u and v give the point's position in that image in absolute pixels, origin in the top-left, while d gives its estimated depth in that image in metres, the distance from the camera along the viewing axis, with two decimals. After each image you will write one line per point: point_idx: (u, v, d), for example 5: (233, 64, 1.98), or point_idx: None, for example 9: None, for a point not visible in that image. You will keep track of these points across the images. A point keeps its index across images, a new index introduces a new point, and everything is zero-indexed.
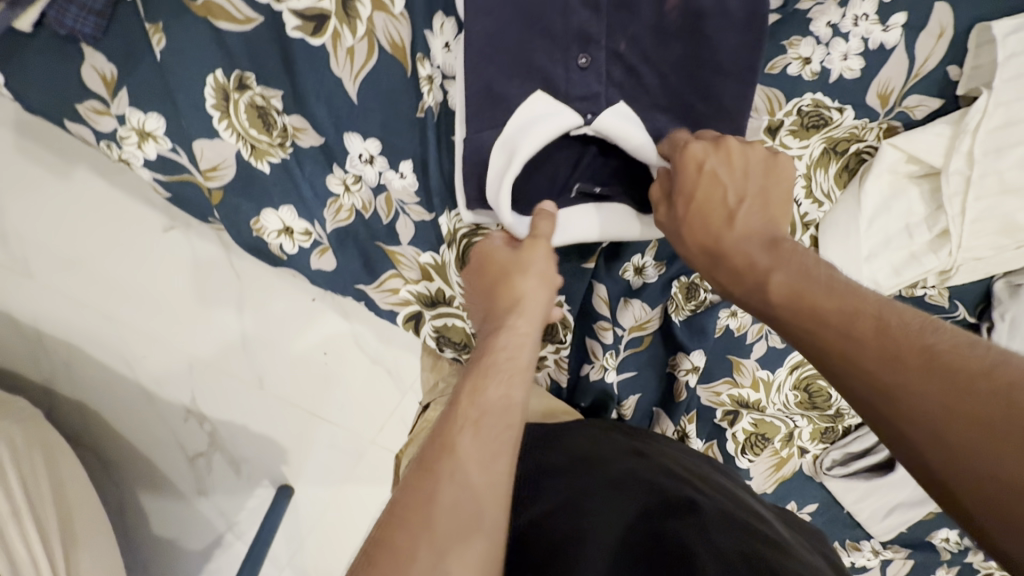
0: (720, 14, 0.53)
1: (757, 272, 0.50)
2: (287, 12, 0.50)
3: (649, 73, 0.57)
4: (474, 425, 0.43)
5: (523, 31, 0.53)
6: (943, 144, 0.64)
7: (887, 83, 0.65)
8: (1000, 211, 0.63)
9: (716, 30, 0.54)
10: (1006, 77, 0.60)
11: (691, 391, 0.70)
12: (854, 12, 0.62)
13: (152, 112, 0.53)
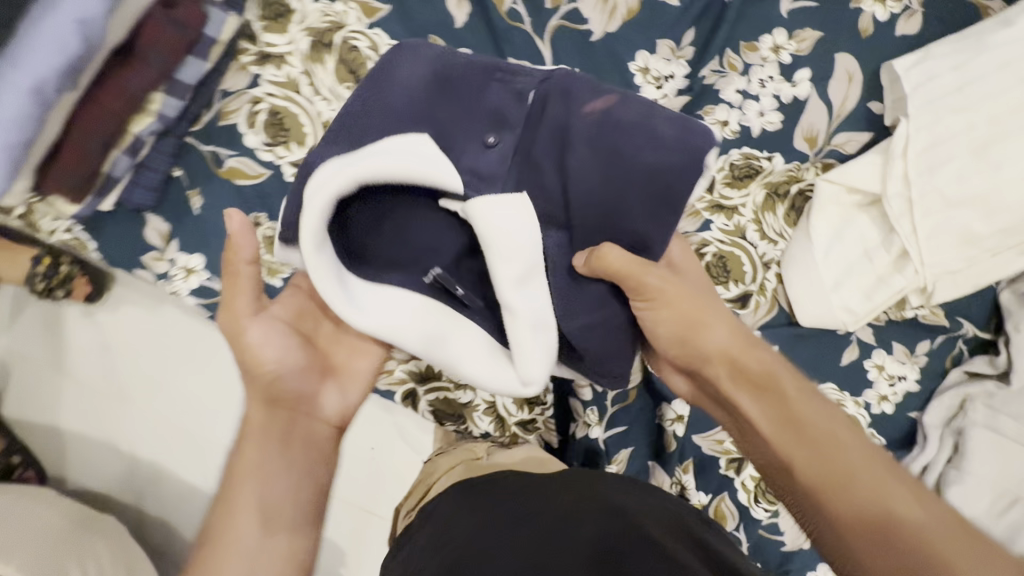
0: (648, 133, 0.49)
1: (764, 372, 0.57)
2: (287, 164, 0.67)
3: (556, 172, 0.50)
4: (257, 457, 0.51)
5: (428, 98, 0.52)
6: (877, 170, 0.67)
7: (812, 127, 0.71)
8: (955, 222, 0.64)
9: (639, 145, 0.49)
10: (918, 104, 0.64)
11: (680, 440, 0.73)
12: (758, 77, 0.70)
13: (195, 252, 0.69)
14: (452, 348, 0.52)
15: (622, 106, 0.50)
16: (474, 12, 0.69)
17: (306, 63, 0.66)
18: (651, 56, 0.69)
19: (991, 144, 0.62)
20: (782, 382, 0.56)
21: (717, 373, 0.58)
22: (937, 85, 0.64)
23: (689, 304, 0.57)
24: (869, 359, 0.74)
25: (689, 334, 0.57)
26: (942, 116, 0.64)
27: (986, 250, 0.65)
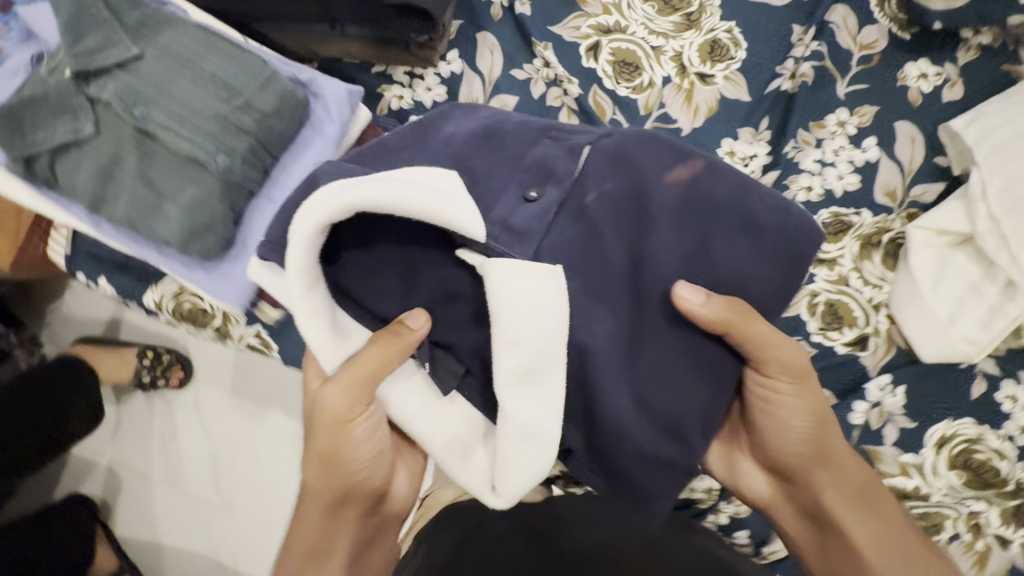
0: (745, 218, 0.55)
1: (848, 509, 0.64)
2: None
3: (636, 236, 0.57)
4: (319, 546, 0.64)
5: (468, 149, 0.61)
6: (960, 212, 0.75)
7: (888, 184, 0.80)
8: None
9: (728, 230, 0.55)
10: (985, 153, 0.73)
11: None
12: (831, 147, 0.81)
13: None
14: (447, 421, 0.57)
15: (698, 175, 0.57)
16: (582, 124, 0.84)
17: None
18: (734, 141, 0.82)
19: None
20: (863, 480, 0.66)
21: (808, 474, 0.65)
22: (997, 137, 0.73)
23: (806, 386, 0.62)
24: (1000, 390, 0.75)
25: (785, 427, 0.63)
26: (1013, 160, 0.72)
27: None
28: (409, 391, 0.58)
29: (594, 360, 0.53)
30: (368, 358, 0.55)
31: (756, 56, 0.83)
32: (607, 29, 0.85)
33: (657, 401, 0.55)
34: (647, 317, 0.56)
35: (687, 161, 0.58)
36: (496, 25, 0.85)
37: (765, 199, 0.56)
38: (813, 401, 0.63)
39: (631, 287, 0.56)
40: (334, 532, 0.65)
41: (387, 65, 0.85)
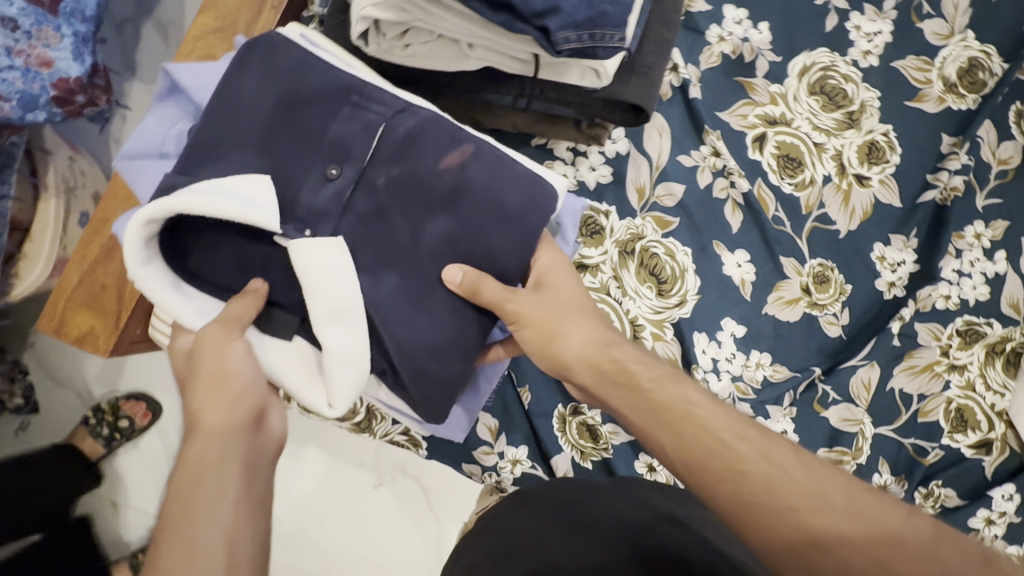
0: (496, 205, 0.56)
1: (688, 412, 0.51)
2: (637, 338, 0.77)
3: (413, 213, 0.55)
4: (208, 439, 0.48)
5: (277, 114, 0.55)
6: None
7: (1012, 296, 0.86)
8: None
9: (488, 181, 0.56)
10: None
11: None
12: (968, 258, 0.86)
13: (521, 444, 0.75)
14: (291, 359, 0.55)
15: (446, 153, 0.56)
16: (745, 218, 0.82)
17: (615, 270, 0.78)
18: (886, 247, 0.84)
19: None
20: (705, 435, 0.49)
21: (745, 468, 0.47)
22: None
23: (581, 305, 0.61)
24: None
25: (558, 320, 0.58)
26: None
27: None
28: (301, 358, 0.56)
29: (379, 313, 0.53)
30: (280, 319, 0.55)
31: (908, 161, 0.85)
32: (773, 119, 0.83)
33: (432, 336, 0.55)
34: (421, 272, 0.55)
35: (469, 143, 0.57)
36: (664, 105, 0.81)
37: (520, 176, 0.57)
38: (576, 324, 0.59)
39: (410, 244, 0.55)
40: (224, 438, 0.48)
41: (549, 139, 0.78)
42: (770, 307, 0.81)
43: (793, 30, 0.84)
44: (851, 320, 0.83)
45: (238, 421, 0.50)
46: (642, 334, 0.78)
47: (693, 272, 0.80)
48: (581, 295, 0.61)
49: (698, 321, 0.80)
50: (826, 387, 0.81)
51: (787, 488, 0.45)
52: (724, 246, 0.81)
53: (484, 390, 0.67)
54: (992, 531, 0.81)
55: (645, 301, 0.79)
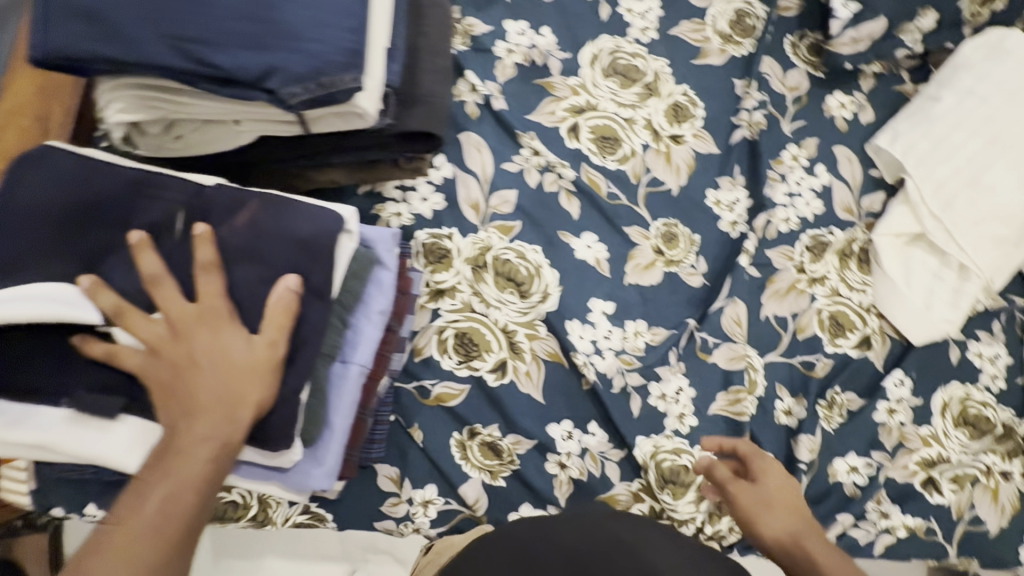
0: (296, 243, 0.51)
1: (765, 498, 0.70)
2: (485, 372, 0.78)
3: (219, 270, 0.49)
4: (250, 373, 0.46)
5: (61, 206, 0.51)
6: (909, 215, 0.89)
7: (845, 202, 0.93)
8: (986, 233, 0.85)
9: (289, 219, 0.52)
10: (913, 163, 0.88)
11: (869, 484, 0.83)
12: (793, 179, 0.92)
13: (428, 483, 0.74)
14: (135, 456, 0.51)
15: (229, 213, 0.52)
16: (582, 203, 0.86)
17: (473, 286, 0.80)
18: (718, 191, 0.90)
19: (980, 175, 0.85)
20: (781, 526, 0.68)
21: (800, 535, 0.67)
22: (920, 149, 0.89)
23: (787, 503, 0.70)
24: (967, 352, 0.92)
25: (762, 514, 0.69)
26: (933, 167, 0.87)
27: (1016, 244, 0.85)
28: (142, 433, 0.51)
29: None
30: (100, 403, 0.49)
31: (712, 111, 0.92)
32: (581, 108, 0.89)
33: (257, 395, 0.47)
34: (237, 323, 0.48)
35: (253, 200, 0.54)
36: (476, 123, 0.85)
37: (307, 211, 0.54)
38: (784, 517, 0.69)
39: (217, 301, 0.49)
40: (250, 377, 0.46)
41: (375, 183, 0.80)
42: (631, 276, 0.85)
43: (573, 27, 0.91)
44: (708, 266, 0.87)
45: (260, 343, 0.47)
46: (517, 338, 0.80)
47: (548, 265, 0.83)
48: (787, 492, 0.71)
49: (568, 310, 0.82)
50: (703, 333, 0.83)
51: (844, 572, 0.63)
52: (571, 233, 0.85)
53: (341, 427, 0.56)
54: (896, 419, 0.85)
55: (510, 306, 0.80)
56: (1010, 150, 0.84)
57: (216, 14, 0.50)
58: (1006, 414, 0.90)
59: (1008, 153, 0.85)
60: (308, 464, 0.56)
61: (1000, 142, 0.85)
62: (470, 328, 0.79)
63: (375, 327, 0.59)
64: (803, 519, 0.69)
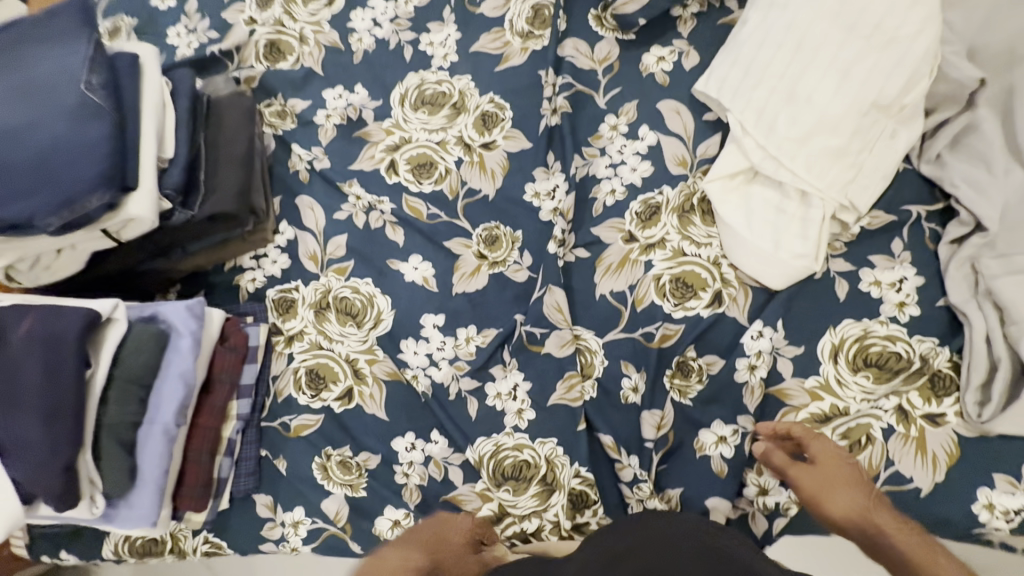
0: (53, 340, 0.64)
1: (835, 461, 0.69)
2: (333, 401, 0.87)
3: (7, 374, 0.64)
4: (24, 447, 0.62)
5: None
6: (737, 153, 0.80)
7: (677, 154, 0.87)
8: (816, 148, 0.74)
9: (51, 321, 0.65)
10: (728, 97, 0.80)
11: (737, 453, 0.75)
12: (613, 149, 0.89)
13: (295, 506, 0.85)
14: None
15: (16, 324, 0.65)
16: (406, 230, 0.93)
17: (318, 327, 0.91)
18: (535, 183, 0.90)
19: (797, 88, 0.75)
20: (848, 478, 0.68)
21: (868, 511, 0.64)
22: (733, 79, 0.80)
23: (847, 478, 0.68)
24: (859, 283, 0.78)
25: (827, 491, 0.67)
26: (747, 93, 0.78)
27: (858, 152, 0.74)
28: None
29: (11, 461, 0.63)
30: None
31: (519, 109, 0.94)
32: (396, 145, 0.97)
33: (33, 463, 0.62)
34: (18, 414, 0.63)
35: (32, 311, 0.66)
36: (307, 186, 0.98)
37: (66, 312, 0.65)
38: (846, 494, 0.66)
39: (9, 399, 0.63)
40: (24, 447, 0.62)
41: (234, 259, 0.96)
42: (457, 286, 0.89)
43: (381, 77, 1.01)
44: (533, 258, 0.88)
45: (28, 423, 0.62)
46: (360, 365, 0.88)
47: (380, 293, 0.91)
48: (844, 471, 0.68)
49: (401, 332, 0.89)
50: (528, 327, 0.84)
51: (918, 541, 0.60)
52: (399, 260, 0.92)
53: (154, 474, 0.70)
54: (759, 377, 0.77)
55: (352, 338, 0.89)
56: (820, 51, 0.74)
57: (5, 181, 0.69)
58: (921, 346, 0.75)
59: (821, 58, 0.74)
60: (128, 510, 0.69)
61: (806, 47, 0.75)
62: (318, 364, 0.89)
63: (178, 389, 0.72)
64: (868, 496, 0.66)
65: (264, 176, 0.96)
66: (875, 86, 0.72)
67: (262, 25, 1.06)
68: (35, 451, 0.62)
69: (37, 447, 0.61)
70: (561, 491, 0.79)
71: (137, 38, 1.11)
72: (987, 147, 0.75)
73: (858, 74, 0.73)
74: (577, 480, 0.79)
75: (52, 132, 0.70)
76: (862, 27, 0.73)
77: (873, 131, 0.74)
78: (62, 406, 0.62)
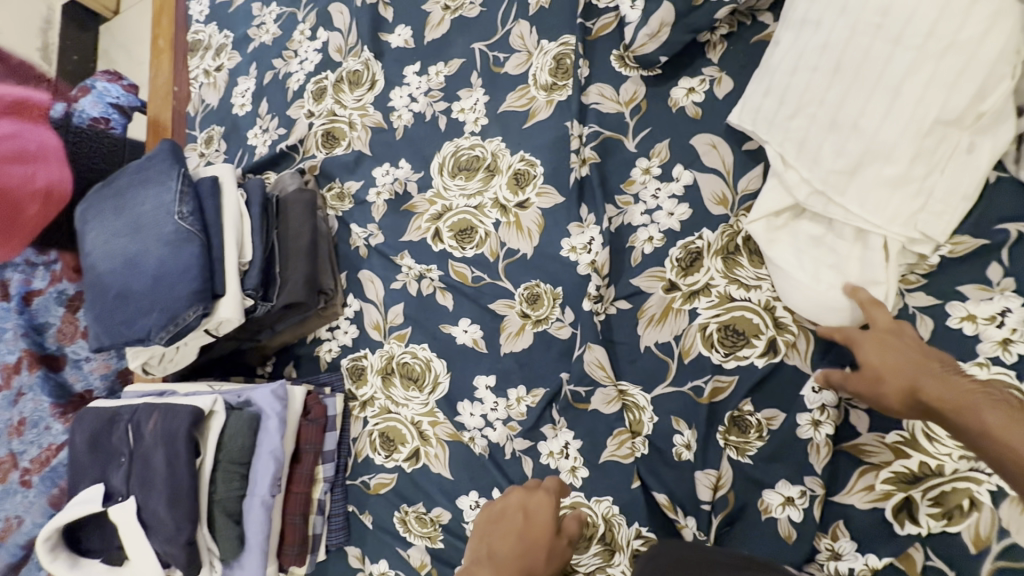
0: (171, 434, 0.78)
1: (873, 342, 0.63)
2: (402, 461, 0.95)
3: (144, 463, 0.80)
4: (159, 523, 0.77)
5: (89, 436, 0.87)
6: (779, 188, 0.74)
7: (716, 193, 0.83)
8: (870, 179, 0.66)
9: (169, 419, 0.80)
10: (765, 130, 0.74)
11: (807, 517, 0.70)
12: (648, 194, 0.87)
13: (383, 558, 0.93)
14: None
15: (148, 422, 0.81)
16: (454, 294, 0.98)
17: (385, 391, 0.99)
18: (570, 238, 0.91)
19: (840, 116, 0.68)
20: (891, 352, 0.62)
21: (921, 383, 0.58)
22: (767, 109, 0.73)
23: (889, 353, 0.62)
24: (947, 321, 0.68)
25: (872, 377, 0.62)
26: (783, 125, 0.72)
27: (924, 176, 0.65)
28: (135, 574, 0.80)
29: (152, 534, 0.78)
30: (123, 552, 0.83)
31: (549, 163, 0.95)
32: (439, 213, 1.03)
33: (167, 536, 0.77)
34: (153, 496, 0.78)
35: (157, 410, 0.82)
36: (366, 261, 1.07)
37: (177, 410, 0.80)
38: (890, 373, 0.60)
39: (146, 483, 0.79)
40: (159, 524, 0.77)
41: (314, 331, 1.07)
42: (504, 346, 0.92)
43: (421, 149, 1.07)
44: (574, 314, 0.88)
45: (159, 504, 0.77)
46: (423, 427, 0.94)
47: (436, 357, 0.97)
48: (890, 347, 0.62)
49: (458, 394, 0.94)
50: (572, 386, 0.84)
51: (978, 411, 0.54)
52: (450, 324, 0.97)
53: (258, 539, 0.82)
54: (825, 434, 0.70)
55: (415, 401, 0.96)
56: (866, 68, 0.66)
57: (133, 305, 0.86)
58: None
59: (864, 79, 0.66)
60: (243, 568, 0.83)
61: (846, 67, 0.67)
62: (387, 427, 0.97)
63: (269, 464, 0.84)
64: (913, 364, 0.60)
65: (330, 258, 1.07)
66: (938, 100, 0.62)
67: (318, 117, 1.18)
68: (166, 526, 0.76)
69: (168, 524, 0.76)
70: (622, 551, 0.78)
71: (226, 145, 1.30)
72: None
73: (914, 87, 0.63)
74: (638, 541, 0.78)
75: (157, 260, 0.85)
76: (912, 36, 0.63)
77: (939, 151, 0.64)
78: (179, 491, 0.76)
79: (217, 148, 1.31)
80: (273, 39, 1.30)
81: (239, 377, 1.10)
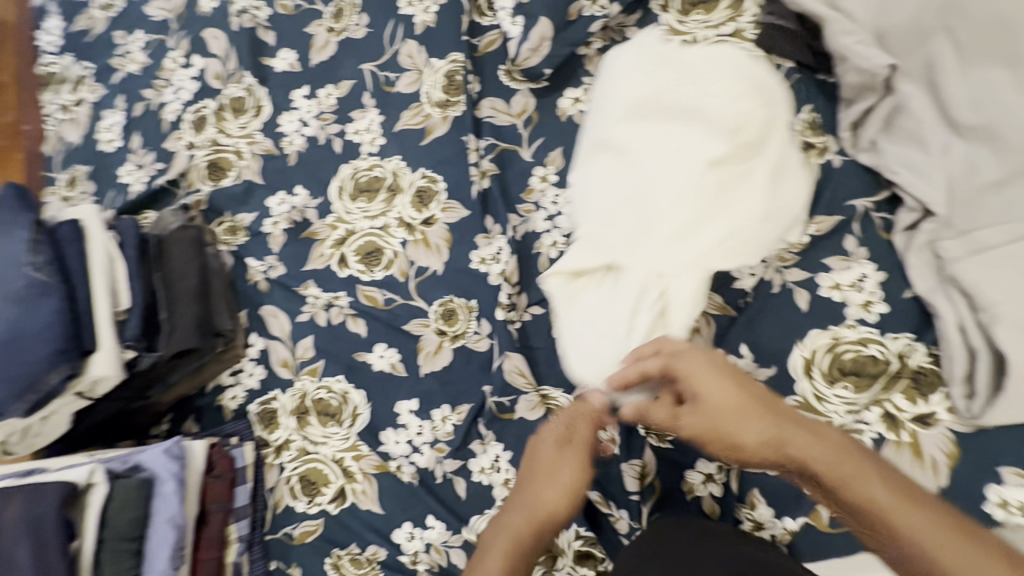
0: (36, 521, 0.66)
1: (714, 403, 0.59)
2: (327, 504, 0.88)
3: None
4: None
5: None
6: (587, 248, 0.74)
7: None
8: (660, 233, 0.71)
9: (32, 504, 0.67)
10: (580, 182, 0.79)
11: (727, 489, 0.73)
12: (547, 201, 0.90)
13: None
14: None
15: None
16: (366, 320, 0.94)
17: (301, 432, 0.92)
18: (479, 250, 0.91)
19: (635, 171, 0.74)
20: (732, 408, 0.59)
21: (781, 442, 0.57)
22: (596, 164, 0.77)
23: (744, 402, 0.58)
24: (819, 290, 0.75)
25: (726, 432, 0.59)
26: (591, 185, 0.77)
27: (705, 224, 0.70)
28: None
29: None
30: None
31: (451, 178, 0.95)
32: (343, 238, 0.99)
33: None
34: None
35: (11, 495, 0.67)
36: (268, 295, 1.00)
37: (43, 490, 0.68)
38: (747, 430, 0.58)
39: None
40: None
41: (215, 378, 0.98)
42: (424, 366, 0.89)
43: (318, 173, 1.03)
44: (490, 324, 0.88)
45: None
46: (347, 464, 0.89)
47: (354, 387, 0.92)
48: (736, 397, 0.59)
49: (381, 422, 0.89)
50: (495, 398, 0.84)
51: (850, 470, 0.53)
52: (366, 350, 0.93)
53: None
54: None
55: (335, 438, 0.90)
56: (641, 137, 0.74)
57: None
58: (896, 344, 0.72)
59: (641, 155, 0.73)
60: None
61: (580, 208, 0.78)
62: (308, 469, 0.90)
63: (169, 532, 0.75)
64: (767, 414, 0.58)
65: (227, 295, 0.98)
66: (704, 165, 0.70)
67: (199, 148, 1.10)
68: None
69: None
70: (564, 554, 0.76)
71: (93, 184, 1.17)
72: (916, 128, 0.74)
73: (695, 135, 0.72)
74: (578, 542, 0.77)
75: (4, 319, 0.73)
76: (681, 96, 0.74)
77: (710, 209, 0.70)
78: None
79: (82, 188, 1.17)
80: (142, 69, 1.21)
81: (128, 442, 0.98)
